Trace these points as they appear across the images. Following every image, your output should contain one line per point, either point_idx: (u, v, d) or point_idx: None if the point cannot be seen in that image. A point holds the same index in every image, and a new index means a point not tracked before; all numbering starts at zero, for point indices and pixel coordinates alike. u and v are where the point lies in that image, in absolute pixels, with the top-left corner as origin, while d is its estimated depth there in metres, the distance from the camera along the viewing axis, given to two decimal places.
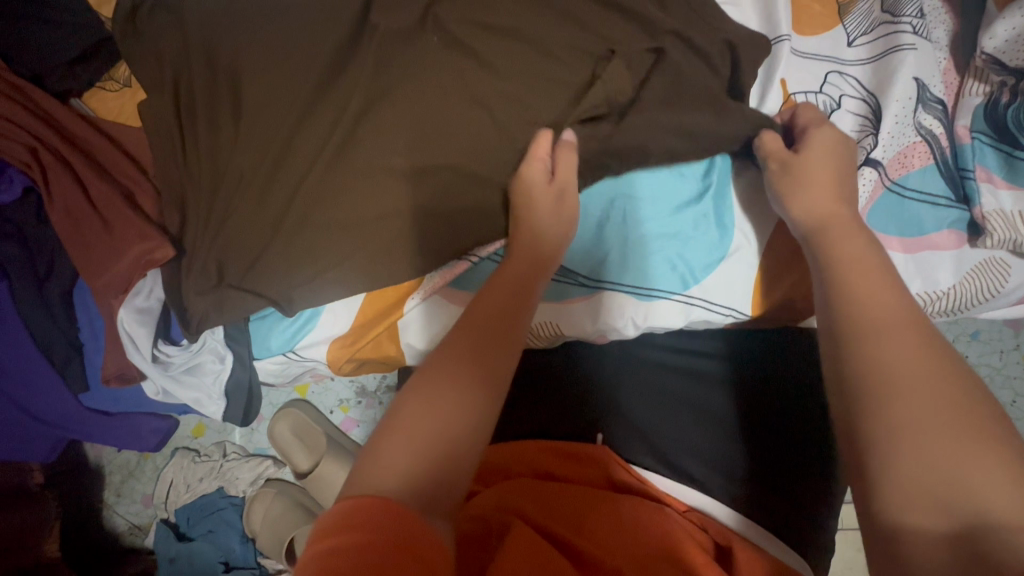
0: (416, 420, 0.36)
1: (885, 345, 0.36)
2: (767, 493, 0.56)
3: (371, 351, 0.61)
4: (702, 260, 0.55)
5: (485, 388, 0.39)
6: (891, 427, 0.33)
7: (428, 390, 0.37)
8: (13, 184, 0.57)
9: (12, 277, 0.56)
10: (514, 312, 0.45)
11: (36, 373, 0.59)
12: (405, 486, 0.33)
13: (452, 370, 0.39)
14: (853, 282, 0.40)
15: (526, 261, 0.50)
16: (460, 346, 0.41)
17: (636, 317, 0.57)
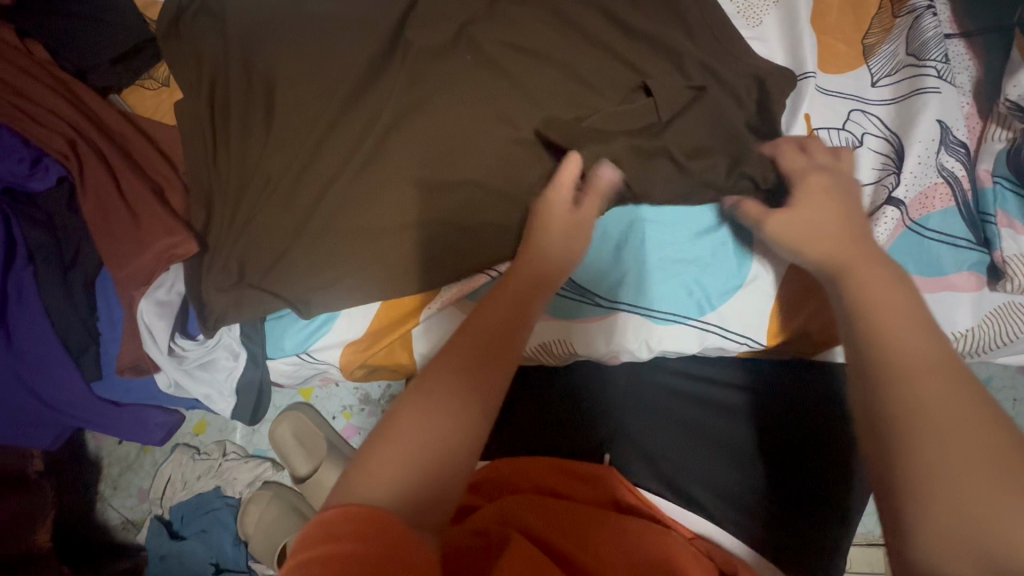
0: (410, 426, 0.35)
1: (912, 384, 0.32)
2: (771, 527, 0.57)
3: (384, 358, 0.61)
4: (719, 287, 0.55)
5: (472, 408, 0.37)
6: (914, 463, 0.30)
7: (426, 398, 0.37)
8: (48, 172, 0.58)
9: (39, 263, 0.57)
10: (511, 328, 0.43)
11: (52, 360, 0.59)
12: (397, 497, 0.33)
13: (454, 380, 0.38)
14: (876, 306, 0.37)
15: (527, 276, 0.48)
16: (463, 354, 0.40)
17: (650, 340, 0.57)
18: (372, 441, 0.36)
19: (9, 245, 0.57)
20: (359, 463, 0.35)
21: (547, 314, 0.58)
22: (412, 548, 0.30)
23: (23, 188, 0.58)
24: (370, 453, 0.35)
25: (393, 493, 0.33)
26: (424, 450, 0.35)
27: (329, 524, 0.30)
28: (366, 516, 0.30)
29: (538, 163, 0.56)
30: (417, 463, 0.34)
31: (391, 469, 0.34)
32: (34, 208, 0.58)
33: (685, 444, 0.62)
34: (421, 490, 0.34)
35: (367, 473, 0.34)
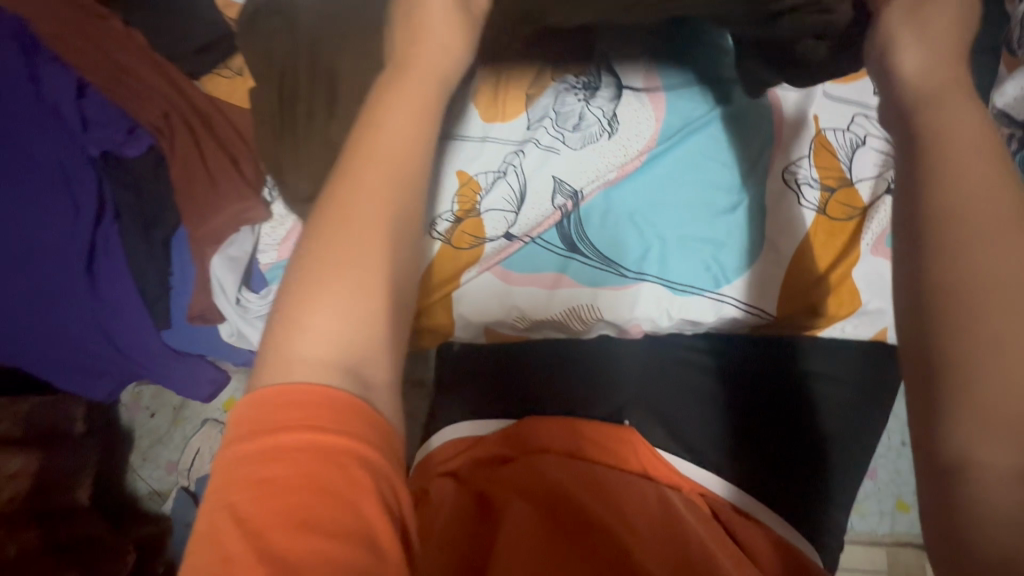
0: (337, 265, 0.33)
1: (979, 242, 0.28)
2: (764, 476, 0.61)
3: (425, 318, 0.67)
4: (735, 264, 0.61)
5: (365, 249, 0.34)
6: (965, 325, 0.27)
7: (344, 235, 0.34)
8: (140, 140, 0.66)
9: (125, 220, 0.65)
10: (388, 181, 0.35)
11: (128, 309, 0.66)
12: (341, 357, 0.32)
13: (367, 207, 0.34)
14: (937, 156, 0.30)
15: (403, 123, 0.37)
16: (371, 181, 0.35)
17: (671, 309, 0.63)
18: (296, 295, 0.33)
19: (100, 203, 0.64)
20: (286, 324, 0.33)
21: (574, 282, 0.63)
22: (364, 425, 0.31)
23: (118, 153, 0.66)
24: (301, 311, 0.32)
25: (336, 352, 0.32)
26: (364, 291, 0.33)
27: (269, 406, 0.31)
28: (306, 394, 0.31)
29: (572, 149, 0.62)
30: (358, 303, 0.33)
31: (329, 323, 0.32)
32: (123, 171, 0.66)
33: (689, 403, 0.66)
34: (367, 334, 0.33)
35: (305, 330, 0.32)
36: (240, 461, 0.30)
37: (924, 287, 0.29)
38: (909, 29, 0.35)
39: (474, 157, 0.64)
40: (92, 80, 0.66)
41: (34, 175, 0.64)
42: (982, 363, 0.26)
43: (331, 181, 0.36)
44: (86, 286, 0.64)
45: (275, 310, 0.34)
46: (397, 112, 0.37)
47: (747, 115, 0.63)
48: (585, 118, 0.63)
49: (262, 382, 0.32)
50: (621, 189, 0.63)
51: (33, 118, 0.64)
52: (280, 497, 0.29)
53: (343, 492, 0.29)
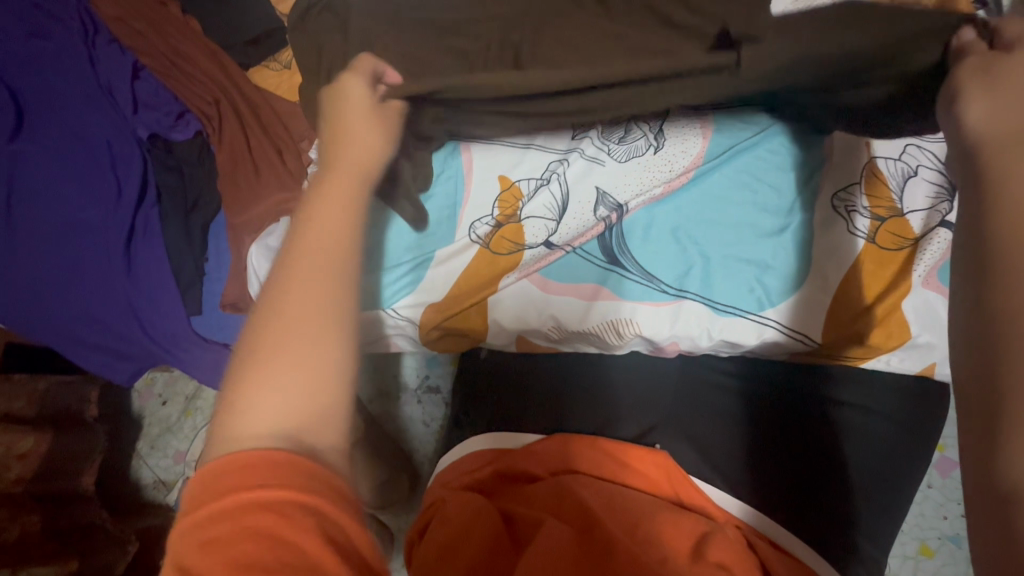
0: (276, 346, 0.35)
1: None
2: (800, 511, 0.58)
3: (458, 323, 0.66)
4: (780, 287, 0.60)
5: (306, 323, 0.36)
6: None
7: (285, 314, 0.36)
8: (188, 126, 0.67)
9: (167, 203, 0.65)
10: (328, 255, 0.38)
11: (162, 291, 0.66)
12: (285, 426, 0.33)
13: (301, 292, 0.36)
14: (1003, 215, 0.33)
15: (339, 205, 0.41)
16: (307, 261, 0.37)
17: (712, 329, 0.61)
18: (237, 379, 0.35)
19: (143, 187, 0.65)
20: (228, 406, 0.34)
21: (614, 294, 0.62)
22: (305, 477, 0.32)
23: (165, 137, 0.67)
24: (246, 387, 0.34)
25: (279, 425, 0.33)
26: (306, 364, 0.35)
27: (219, 478, 0.32)
28: (252, 466, 0.31)
29: (616, 159, 0.61)
30: (302, 375, 0.34)
31: (273, 396, 0.34)
32: (168, 155, 0.67)
33: (723, 430, 0.64)
34: (311, 404, 0.34)
35: (247, 407, 0.34)
36: (186, 532, 0.31)
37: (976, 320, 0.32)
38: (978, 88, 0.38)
39: (517, 163, 0.63)
40: (145, 64, 0.67)
41: (83, 154, 0.65)
42: None
43: (271, 274, 0.38)
44: (123, 265, 0.64)
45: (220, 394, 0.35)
46: (334, 199, 0.41)
47: (799, 140, 0.61)
48: (632, 132, 0.62)
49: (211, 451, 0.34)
50: (658, 206, 0.62)
51: (89, 98, 0.66)
52: (223, 551, 0.30)
53: (289, 538, 0.30)
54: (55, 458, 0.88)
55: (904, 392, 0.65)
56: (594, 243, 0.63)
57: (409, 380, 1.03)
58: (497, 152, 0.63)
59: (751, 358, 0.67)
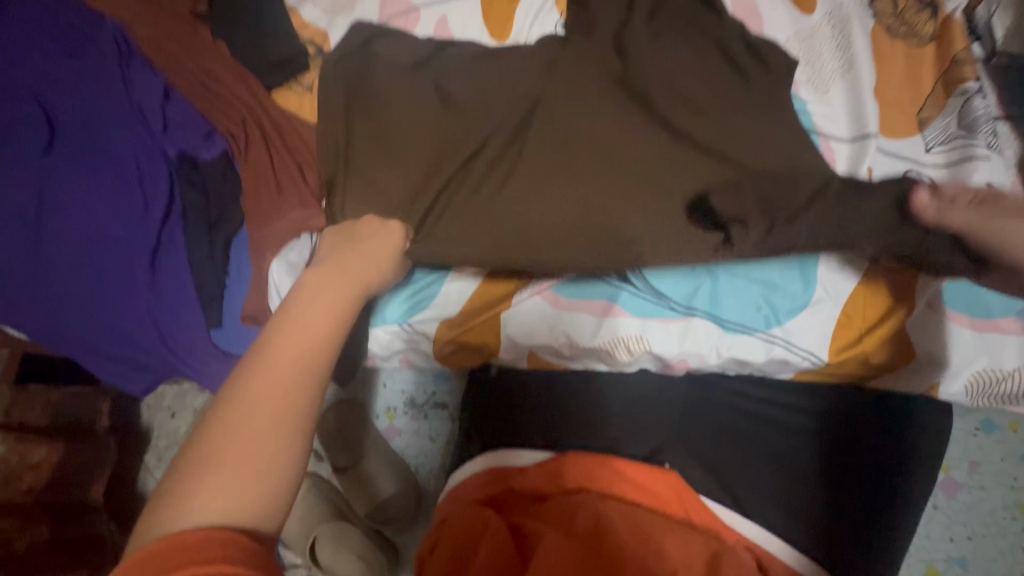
0: (233, 439, 0.36)
1: None
2: (816, 532, 0.59)
3: (472, 338, 0.67)
4: (787, 306, 0.62)
5: (272, 416, 0.38)
6: None
7: (254, 406, 0.37)
8: (214, 144, 0.69)
9: (192, 218, 0.68)
10: (308, 359, 0.41)
11: (184, 303, 0.67)
12: (232, 512, 0.35)
13: (267, 385, 0.38)
14: None
15: (324, 311, 0.44)
16: (285, 356, 0.40)
17: (720, 346, 0.63)
18: (191, 461, 0.36)
19: (169, 202, 0.68)
20: (174, 488, 0.35)
21: (623, 311, 0.63)
22: (244, 557, 0.33)
23: (192, 155, 0.69)
24: (202, 473, 0.35)
25: (228, 511, 0.35)
26: (264, 456, 0.37)
27: (158, 558, 0.32)
28: (190, 549, 0.32)
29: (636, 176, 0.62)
30: (257, 466, 0.36)
31: (227, 483, 0.35)
32: (194, 172, 0.69)
33: (730, 444, 0.65)
34: (258, 494, 0.36)
35: (194, 492, 0.35)
36: None
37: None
38: None
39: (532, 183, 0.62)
40: (174, 84, 0.70)
41: (113, 170, 0.68)
42: None
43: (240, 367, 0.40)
44: (147, 278, 0.67)
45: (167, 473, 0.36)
46: (317, 306, 0.45)
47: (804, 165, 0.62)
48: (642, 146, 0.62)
49: (156, 516, 0.35)
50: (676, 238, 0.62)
51: (122, 116, 0.69)
52: None
53: None
54: (66, 469, 0.89)
55: (909, 404, 0.66)
56: None
57: (417, 396, 1.04)
58: None
59: (759, 376, 0.68)
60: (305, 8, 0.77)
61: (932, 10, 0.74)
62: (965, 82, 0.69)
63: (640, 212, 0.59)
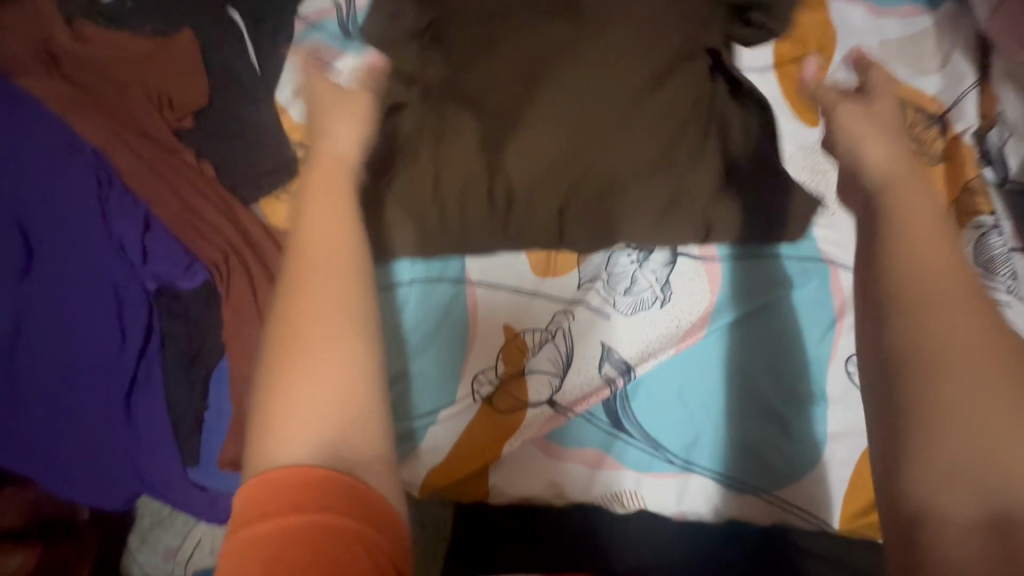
0: (283, 389, 0.35)
1: (944, 377, 0.34)
2: None
3: (458, 489, 0.63)
4: (789, 464, 0.59)
5: (345, 362, 0.36)
6: (923, 399, 0.34)
7: (323, 369, 0.36)
8: (196, 274, 0.67)
9: (171, 350, 0.65)
10: (341, 268, 0.39)
11: (160, 445, 0.64)
12: (316, 440, 0.34)
13: (300, 334, 0.37)
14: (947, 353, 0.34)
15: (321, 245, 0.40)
16: (330, 289, 0.38)
17: (721, 507, 0.59)
18: (272, 386, 0.36)
19: (147, 334, 0.66)
20: (268, 425, 0.35)
21: (620, 463, 0.61)
22: (349, 509, 0.32)
23: (174, 285, 0.67)
24: (278, 418, 0.35)
25: (307, 442, 0.34)
26: (361, 372, 0.36)
27: (254, 495, 0.32)
28: (295, 479, 0.32)
29: (638, 305, 0.64)
30: (341, 396, 0.35)
31: (309, 424, 0.34)
32: (176, 302, 0.67)
33: None
34: (355, 433, 0.35)
35: (286, 413, 0.35)
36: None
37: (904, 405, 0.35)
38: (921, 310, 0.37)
39: (525, 314, 0.65)
40: (158, 215, 0.68)
41: (88, 303, 0.65)
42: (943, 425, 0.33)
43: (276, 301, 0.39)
44: (123, 420, 0.64)
45: (257, 412, 0.35)
46: (321, 241, 0.40)
47: (793, 306, 0.63)
48: (637, 282, 0.65)
49: (250, 472, 0.34)
50: (653, 367, 0.62)
51: (99, 248, 0.66)
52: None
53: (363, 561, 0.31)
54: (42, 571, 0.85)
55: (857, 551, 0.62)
56: (597, 406, 0.62)
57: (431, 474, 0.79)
58: (500, 300, 0.66)
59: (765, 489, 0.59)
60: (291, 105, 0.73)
61: (941, 126, 0.73)
62: (978, 215, 0.67)
63: (644, 344, 0.63)
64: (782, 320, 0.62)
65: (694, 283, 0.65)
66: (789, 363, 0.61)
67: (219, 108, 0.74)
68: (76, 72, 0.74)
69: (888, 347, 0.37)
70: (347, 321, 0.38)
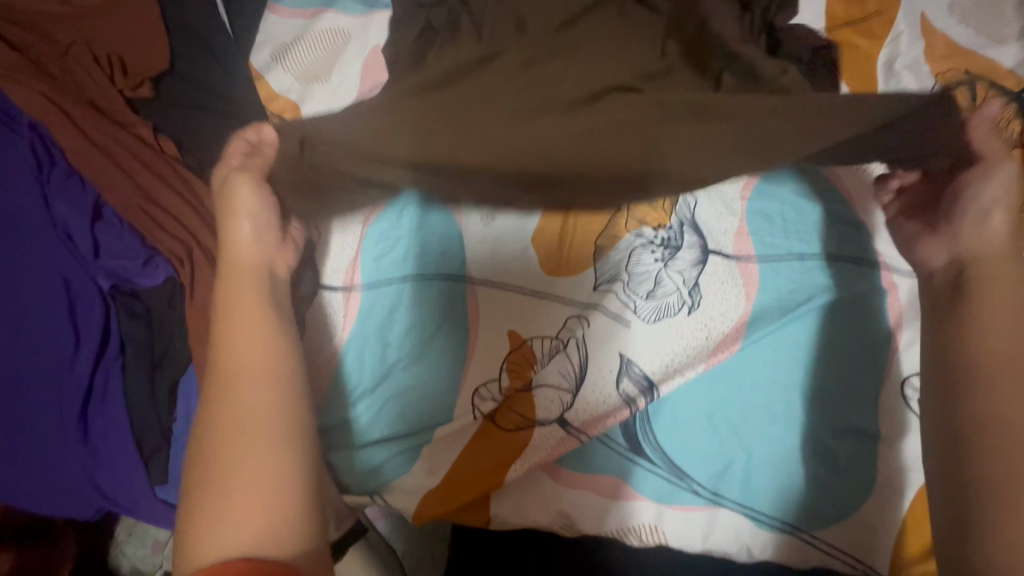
0: (215, 461, 0.40)
1: (992, 451, 0.42)
2: None
3: (456, 515, 0.57)
4: (835, 502, 0.51)
5: (268, 431, 0.42)
6: (985, 466, 0.42)
7: (246, 435, 0.41)
8: (157, 271, 0.59)
9: (129, 355, 0.58)
10: (259, 328, 0.47)
11: (122, 461, 0.58)
12: (238, 536, 0.37)
13: (230, 406, 0.43)
14: (1001, 422, 0.43)
15: (249, 305, 0.49)
16: (241, 366, 0.45)
17: (751, 545, 0.52)
18: (199, 485, 0.40)
19: (104, 337, 0.58)
20: (195, 532, 0.38)
21: (638, 491, 0.54)
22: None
23: (132, 282, 0.60)
24: (210, 491, 0.39)
25: (238, 530, 0.37)
26: (270, 434, 0.42)
27: None
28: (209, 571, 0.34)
29: (664, 311, 0.56)
30: (260, 463, 0.40)
31: (237, 495, 0.39)
32: (136, 301, 0.60)
33: None
34: (268, 501, 0.39)
35: (218, 520, 0.38)
36: None
37: (960, 482, 0.43)
38: (983, 394, 0.44)
39: (534, 319, 0.57)
40: (108, 202, 0.60)
41: (36, 300, 0.58)
42: (997, 491, 0.41)
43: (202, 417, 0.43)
44: (78, 434, 0.57)
45: (184, 510, 0.39)
46: (239, 319, 0.48)
47: (869, 306, 0.55)
48: (663, 284, 0.56)
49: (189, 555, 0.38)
50: (681, 384, 0.55)
51: (44, 241, 0.59)
52: None
53: None
54: None
55: None
56: (614, 426, 0.55)
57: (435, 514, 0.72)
58: (507, 302, 0.58)
59: (810, 528, 0.51)
60: (275, 76, 0.66)
61: None
62: None
63: (671, 356, 0.55)
64: (830, 330, 0.54)
65: (732, 280, 0.57)
66: (838, 380, 0.53)
67: (181, 75, 0.65)
68: (12, 32, 0.64)
69: (960, 416, 0.45)
70: (265, 386, 0.44)
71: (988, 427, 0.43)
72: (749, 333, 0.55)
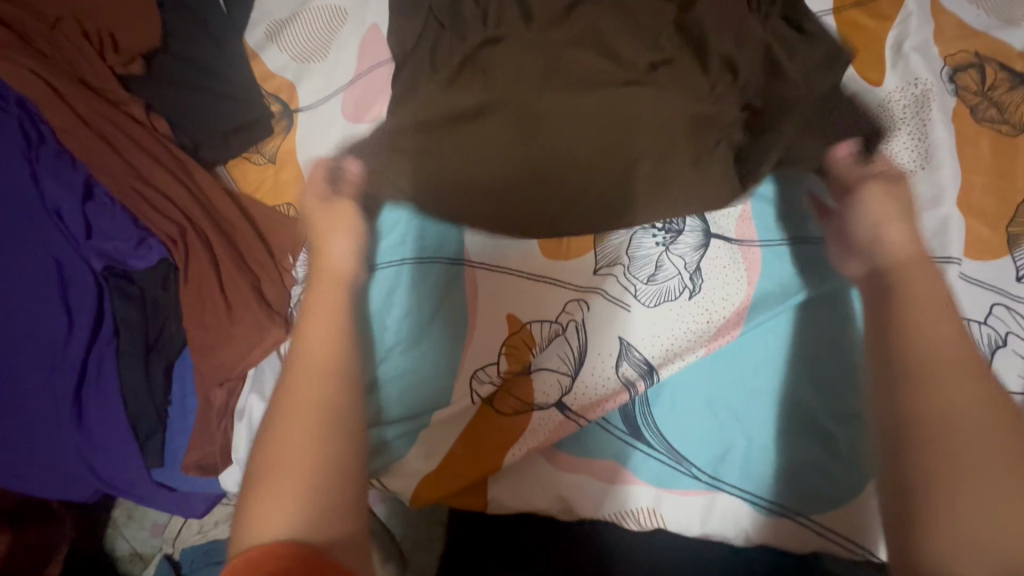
0: (275, 448, 0.39)
1: (946, 450, 0.36)
2: None
3: (454, 499, 0.57)
4: (835, 486, 0.51)
5: (328, 423, 0.41)
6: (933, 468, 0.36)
7: (308, 427, 0.40)
8: (151, 251, 0.59)
9: (122, 338, 0.58)
10: (341, 321, 0.46)
11: (117, 442, 0.57)
12: (293, 527, 0.36)
13: (297, 394, 0.42)
14: (945, 417, 0.37)
15: (324, 298, 0.48)
16: (313, 355, 0.44)
17: (750, 531, 0.52)
18: (257, 472, 0.39)
19: (97, 319, 0.58)
20: (248, 517, 0.37)
21: (637, 476, 0.54)
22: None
23: (125, 264, 0.59)
24: (267, 480, 0.38)
25: (289, 522, 0.36)
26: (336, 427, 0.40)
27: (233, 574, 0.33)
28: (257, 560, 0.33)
29: (665, 295, 0.55)
30: (322, 456, 0.39)
31: (293, 487, 0.37)
32: (129, 283, 0.59)
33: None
34: (325, 498, 0.37)
35: (270, 501, 0.37)
36: None
37: (909, 485, 0.36)
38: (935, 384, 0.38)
39: (533, 302, 0.56)
40: (100, 181, 0.59)
41: (29, 281, 0.57)
42: (941, 497, 0.35)
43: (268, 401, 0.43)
44: (72, 416, 0.56)
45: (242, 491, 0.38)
46: (321, 314, 0.46)
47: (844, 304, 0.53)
48: (664, 268, 0.56)
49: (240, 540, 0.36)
50: (682, 369, 0.54)
51: (37, 223, 0.58)
52: None
53: None
54: None
55: None
56: (613, 410, 0.54)
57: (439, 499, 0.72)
58: (506, 286, 0.57)
59: (810, 513, 0.51)
60: (269, 55, 0.64)
61: None
62: None
63: (671, 340, 0.54)
64: (833, 315, 0.53)
65: (734, 264, 0.56)
66: (840, 365, 0.52)
67: (174, 53, 0.63)
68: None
69: (897, 408, 0.39)
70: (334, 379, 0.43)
71: (926, 419, 0.37)
72: (751, 318, 0.54)
